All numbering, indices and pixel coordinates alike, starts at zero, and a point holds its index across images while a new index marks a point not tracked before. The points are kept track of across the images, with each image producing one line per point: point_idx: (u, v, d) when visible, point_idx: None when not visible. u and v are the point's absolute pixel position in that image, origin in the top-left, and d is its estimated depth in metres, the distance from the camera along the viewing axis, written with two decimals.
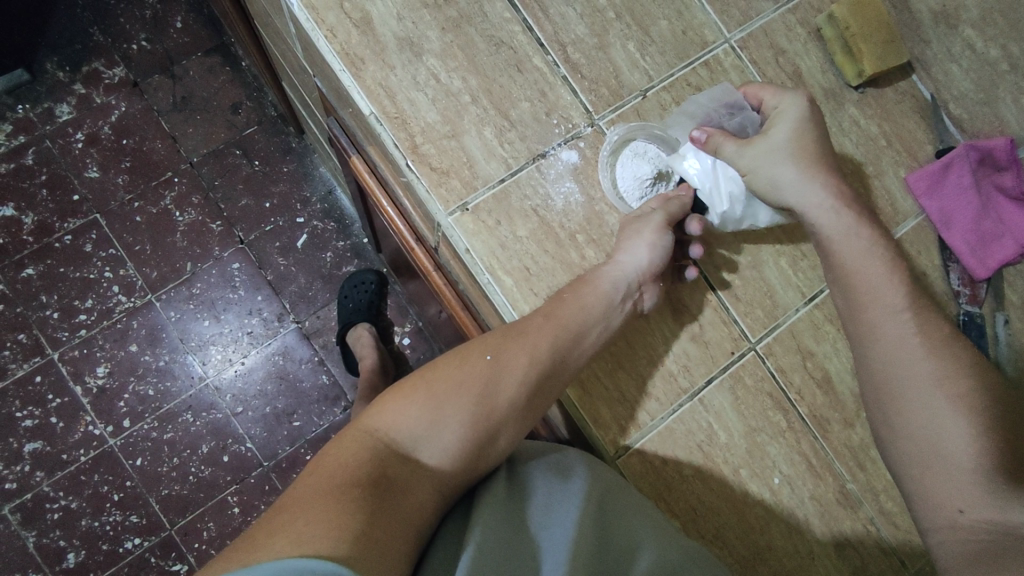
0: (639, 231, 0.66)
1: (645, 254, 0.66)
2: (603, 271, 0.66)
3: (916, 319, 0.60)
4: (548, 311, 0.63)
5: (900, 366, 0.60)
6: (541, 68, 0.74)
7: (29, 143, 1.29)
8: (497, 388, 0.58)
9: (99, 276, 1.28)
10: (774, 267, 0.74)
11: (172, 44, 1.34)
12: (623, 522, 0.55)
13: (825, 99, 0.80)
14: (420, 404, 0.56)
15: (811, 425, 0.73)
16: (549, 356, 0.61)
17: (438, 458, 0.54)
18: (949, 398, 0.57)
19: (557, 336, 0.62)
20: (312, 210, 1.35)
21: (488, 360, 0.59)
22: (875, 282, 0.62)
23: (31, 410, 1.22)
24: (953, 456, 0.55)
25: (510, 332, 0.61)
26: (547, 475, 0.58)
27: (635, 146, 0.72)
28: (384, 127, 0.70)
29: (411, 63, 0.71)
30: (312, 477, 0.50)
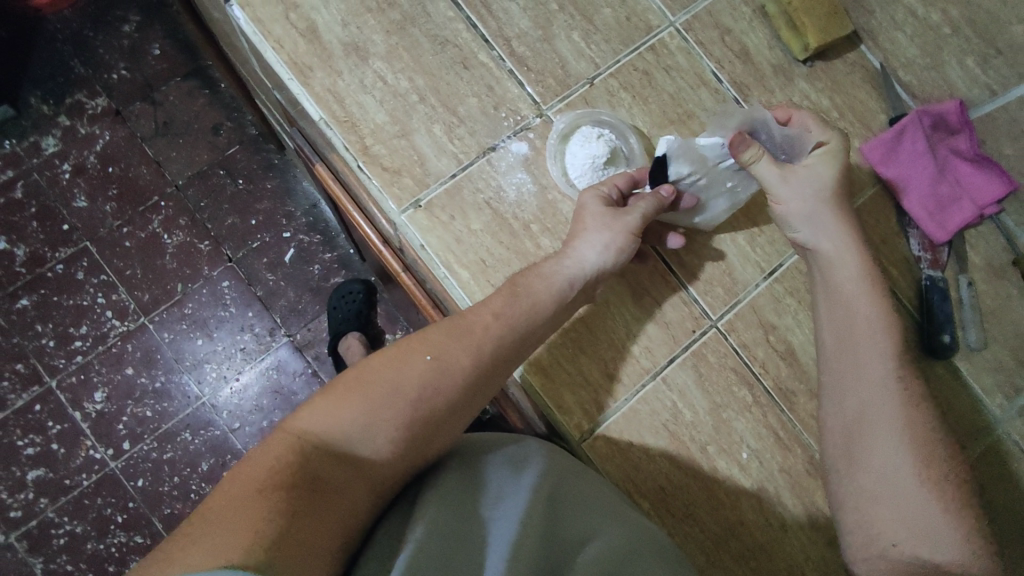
0: (596, 216, 0.67)
1: (606, 253, 0.66)
2: (558, 266, 0.66)
3: (898, 372, 0.64)
4: (492, 307, 0.63)
5: (873, 413, 0.63)
6: (487, 64, 0.75)
7: (17, 178, 1.32)
8: (436, 390, 0.58)
9: (93, 303, 1.30)
10: (730, 244, 0.75)
11: (151, 72, 1.37)
12: (573, 515, 0.58)
13: (773, 76, 0.80)
14: (355, 406, 0.55)
15: (777, 398, 0.73)
16: (491, 356, 0.61)
17: (371, 457, 0.55)
18: (910, 445, 0.62)
19: (500, 336, 0.62)
20: (297, 224, 1.37)
21: (428, 360, 0.59)
22: (872, 331, 0.65)
23: (32, 438, 1.24)
24: (905, 503, 0.60)
25: (450, 331, 0.61)
26: (500, 466, 0.59)
27: (586, 130, 0.73)
28: (334, 131, 0.71)
29: (357, 67, 0.73)
30: (240, 481, 0.49)
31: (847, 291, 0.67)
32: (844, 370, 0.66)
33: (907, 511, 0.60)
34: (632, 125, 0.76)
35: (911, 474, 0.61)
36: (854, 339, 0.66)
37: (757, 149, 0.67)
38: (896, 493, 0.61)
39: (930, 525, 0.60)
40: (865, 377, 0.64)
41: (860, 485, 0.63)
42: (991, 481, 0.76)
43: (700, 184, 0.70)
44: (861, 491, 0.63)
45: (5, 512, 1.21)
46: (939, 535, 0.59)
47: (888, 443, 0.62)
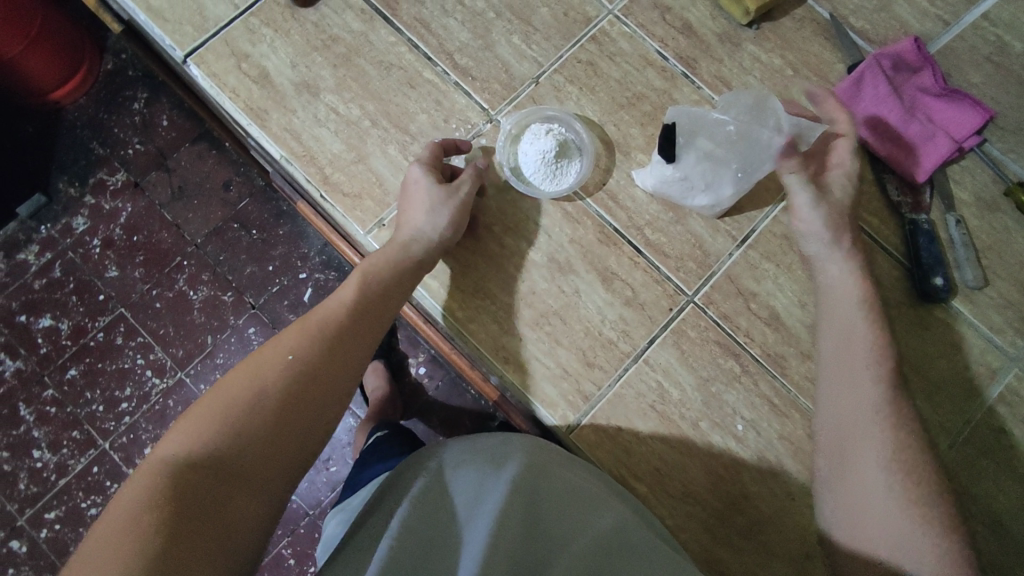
0: (422, 191, 0.68)
1: (440, 218, 0.68)
2: (399, 239, 0.67)
3: (887, 378, 0.63)
4: (347, 297, 0.63)
5: (862, 417, 0.62)
6: (433, 80, 0.77)
7: (55, 259, 1.35)
8: (305, 383, 0.57)
9: (133, 364, 1.32)
10: (698, 217, 0.74)
11: (162, 141, 1.39)
12: (557, 506, 0.59)
13: (719, 45, 0.80)
14: (220, 420, 0.53)
15: (767, 365, 0.71)
16: (354, 340, 0.61)
17: (253, 462, 0.52)
18: (893, 449, 0.61)
19: (360, 321, 0.62)
20: (312, 263, 1.36)
21: (288, 359, 0.57)
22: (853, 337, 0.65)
23: (93, 499, 1.27)
24: (883, 503, 0.60)
25: (305, 330, 0.60)
26: (479, 463, 0.61)
27: (534, 128, 0.74)
28: (295, 166, 0.75)
29: (310, 103, 0.76)
30: (104, 528, 0.46)
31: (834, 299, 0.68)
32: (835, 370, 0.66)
33: (886, 510, 0.59)
34: (580, 115, 0.77)
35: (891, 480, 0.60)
36: (841, 344, 0.66)
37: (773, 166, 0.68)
38: (875, 493, 0.60)
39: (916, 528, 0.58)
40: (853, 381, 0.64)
41: (844, 485, 0.62)
42: (1013, 425, 0.72)
43: (691, 167, 0.68)
44: (841, 491, 0.62)
45: None
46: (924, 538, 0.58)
47: (875, 446, 0.61)
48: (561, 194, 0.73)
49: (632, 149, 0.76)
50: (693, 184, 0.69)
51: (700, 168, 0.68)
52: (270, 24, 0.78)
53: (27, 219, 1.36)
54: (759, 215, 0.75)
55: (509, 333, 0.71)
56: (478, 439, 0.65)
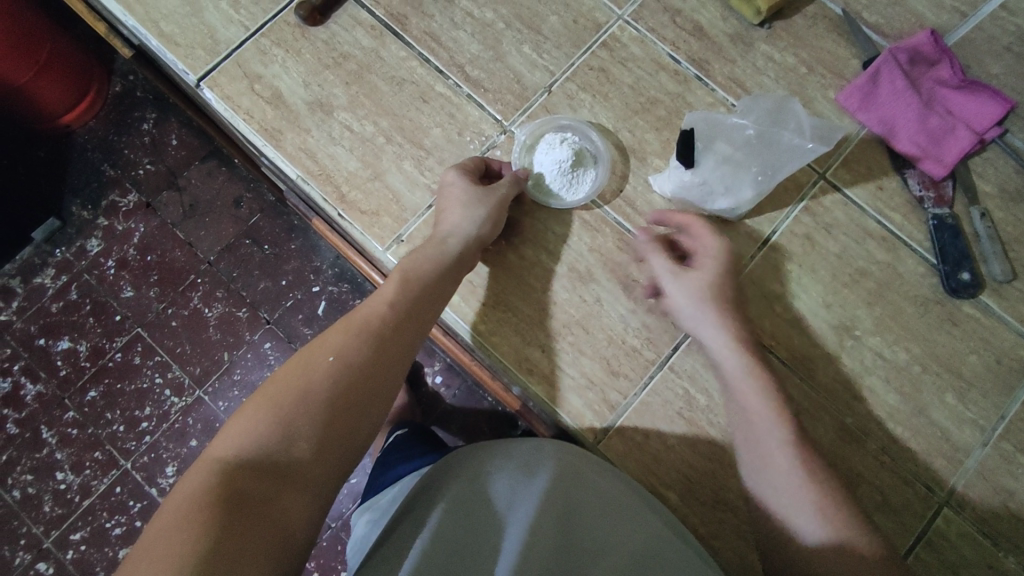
0: (458, 191, 0.69)
1: (477, 218, 0.68)
2: (437, 237, 0.68)
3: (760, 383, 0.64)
4: (387, 296, 0.62)
5: (755, 422, 0.62)
6: (446, 93, 0.77)
7: (71, 281, 1.36)
8: (352, 382, 0.55)
9: (152, 383, 1.33)
10: (718, 221, 0.74)
11: (172, 160, 1.40)
12: (590, 512, 0.59)
13: (731, 45, 0.79)
14: (268, 417, 0.51)
15: (794, 367, 0.71)
16: (397, 337, 0.60)
17: (303, 459, 0.51)
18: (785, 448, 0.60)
19: (403, 319, 0.61)
20: (325, 277, 1.37)
21: (333, 358, 0.56)
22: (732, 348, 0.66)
23: (117, 519, 1.27)
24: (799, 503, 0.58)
25: (348, 329, 0.59)
26: (512, 471, 0.62)
27: (548, 138, 0.74)
28: (312, 185, 0.75)
29: (324, 122, 0.76)
30: (157, 524, 0.44)
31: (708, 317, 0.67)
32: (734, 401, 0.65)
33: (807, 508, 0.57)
34: (592, 123, 0.77)
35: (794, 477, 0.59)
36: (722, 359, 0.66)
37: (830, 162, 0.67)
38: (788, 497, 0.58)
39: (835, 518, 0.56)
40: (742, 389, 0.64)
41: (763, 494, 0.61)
42: None
43: (707, 173, 0.68)
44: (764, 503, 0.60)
45: None
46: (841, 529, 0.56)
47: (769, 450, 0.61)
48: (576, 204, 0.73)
49: (648, 155, 0.76)
50: (713, 188, 0.68)
51: (717, 174, 0.68)
52: (280, 44, 0.78)
53: (42, 243, 1.37)
54: (780, 216, 0.74)
55: (533, 344, 0.71)
56: (510, 446, 0.65)
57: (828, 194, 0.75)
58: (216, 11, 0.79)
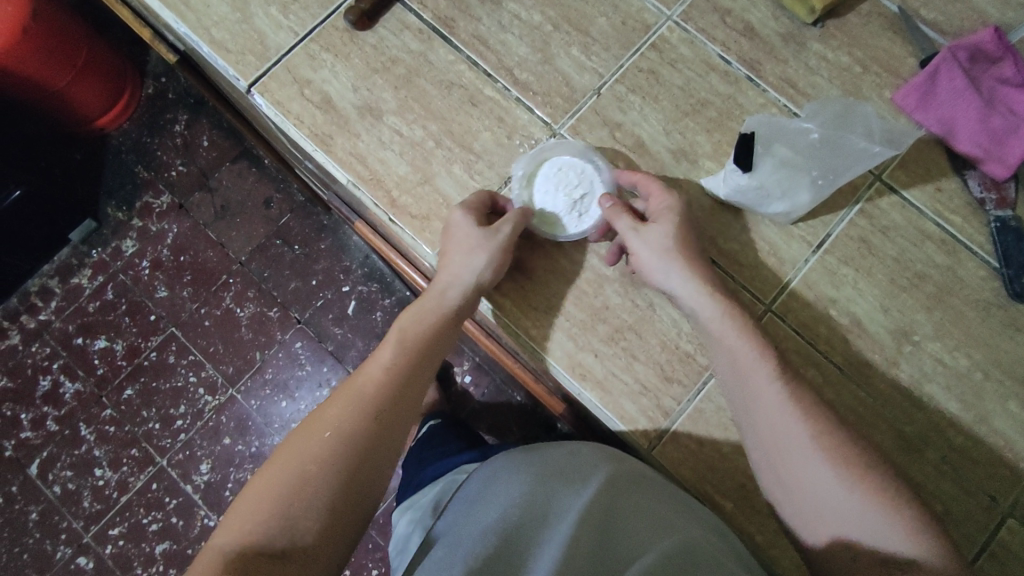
0: (464, 232, 0.66)
1: (482, 265, 0.66)
2: (436, 285, 0.67)
3: (787, 388, 0.61)
4: (382, 364, 0.63)
5: (784, 433, 0.60)
6: (494, 97, 0.77)
7: (107, 281, 1.38)
8: (351, 452, 0.57)
9: (186, 382, 1.35)
10: (771, 224, 0.73)
11: (205, 162, 1.42)
12: (626, 523, 0.57)
13: (783, 45, 0.78)
14: (271, 498, 0.53)
15: (851, 373, 0.69)
16: (393, 404, 0.61)
17: (308, 535, 0.52)
18: (824, 456, 0.58)
19: (400, 385, 0.62)
20: (355, 277, 1.38)
21: (330, 432, 0.57)
22: (750, 357, 0.63)
23: (154, 515, 1.29)
24: (846, 509, 0.57)
25: (344, 402, 0.60)
26: (556, 482, 0.62)
27: (548, 172, 0.72)
28: (362, 190, 0.75)
29: (374, 126, 0.76)
30: None
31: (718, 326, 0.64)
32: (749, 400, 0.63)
33: (854, 515, 0.57)
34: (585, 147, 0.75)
35: (837, 482, 0.58)
36: (741, 369, 0.63)
37: (842, 177, 0.66)
38: (833, 505, 0.57)
39: (892, 521, 0.56)
40: (762, 402, 0.62)
41: (798, 506, 0.60)
42: None
43: (768, 177, 0.66)
44: (801, 515, 0.59)
45: None
46: (897, 531, 0.55)
47: (804, 461, 0.59)
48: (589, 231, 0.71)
49: (699, 158, 0.75)
50: (769, 192, 0.67)
51: (779, 178, 0.66)
52: (329, 49, 0.79)
53: (79, 243, 1.40)
54: (834, 219, 0.73)
55: (584, 349, 0.70)
56: (549, 453, 0.67)
57: (884, 197, 0.73)
58: (265, 16, 0.79)
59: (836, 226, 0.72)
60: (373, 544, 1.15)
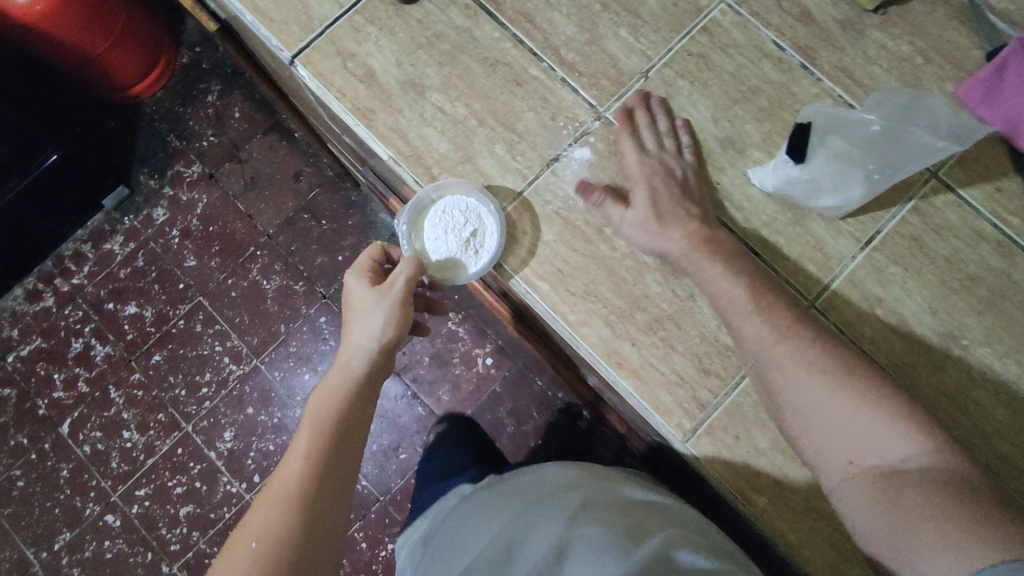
0: (360, 296, 0.70)
1: (380, 323, 0.68)
2: (341, 358, 0.68)
3: (762, 314, 0.64)
4: (302, 453, 0.59)
5: (765, 354, 0.63)
6: (539, 77, 0.76)
7: (137, 249, 1.40)
8: (287, 553, 0.52)
9: (212, 351, 1.36)
10: (819, 219, 0.71)
11: (236, 133, 1.42)
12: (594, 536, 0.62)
13: (841, 32, 0.75)
14: None
15: (895, 375, 0.68)
16: (318, 484, 0.57)
17: None
18: (804, 369, 0.61)
19: (321, 461, 0.58)
20: None
21: (254, 545, 0.52)
22: (728, 288, 0.65)
23: (178, 478, 1.32)
24: (835, 416, 0.59)
25: (266, 507, 0.55)
26: (538, 495, 0.74)
27: (432, 220, 0.72)
28: (403, 167, 0.75)
29: (416, 102, 0.75)
30: None
31: (722, 291, 0.65)
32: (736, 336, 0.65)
33: (846, 421, 0.58)
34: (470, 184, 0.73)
35: (819, 390, 0.60)
36: (720, 301, 0.66)
37: (900, 171, 0.64)
38: (823, 413, 0.59)
39: (879, 417, 0.58)
40: (743, 331, 0.64)
41: (796, 424, 0.61)
42: None
43: (820, 169, 0.64)
44: (799, 431, 0.61)
45: (166, 546, 1.29)
46: (890, 427, 0.57)
47: (788, 378, 0.61)
48: (488, 266, 0.70)
49: (748, 147, 0.73)
50: (820, 185, 0.65)
51: (833, 171, 0.64)
52: (374, 22, 0.78)
53: (112, 210, 1.42)
54: (886, 216, 0.70)
55: (622, 337, 0.69)
56: (528, 481, 0.80)
57: (939, 194, 0.71)
58: None
59: (888, 223, 0.70)
60: (389, 519, 1.17)
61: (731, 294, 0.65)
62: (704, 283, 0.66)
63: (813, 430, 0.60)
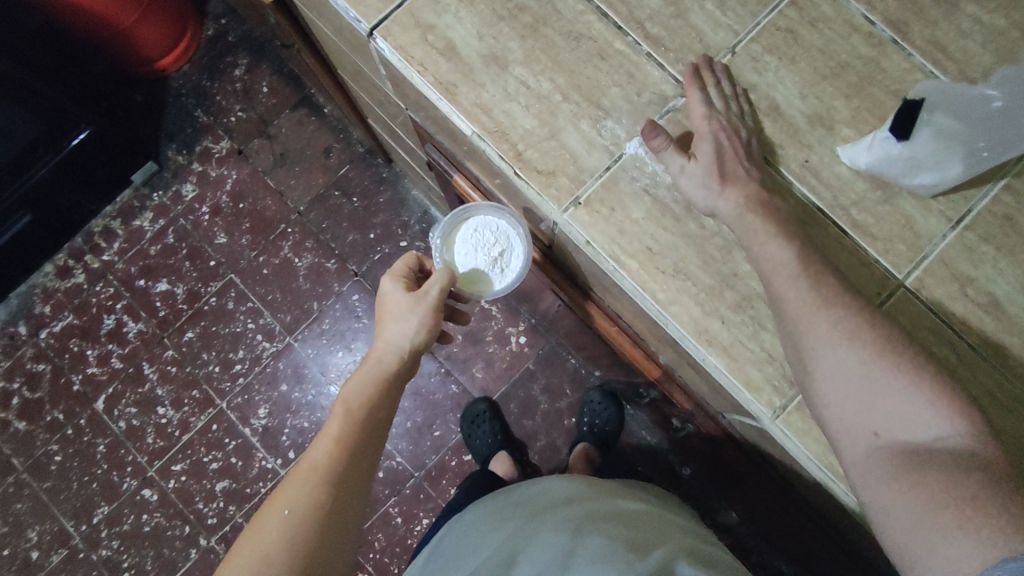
0: (395, 300, 0.79)
1: (413, 329, 0.77)
2: (372, 354, 0.78)
3: (807, 282, 0.63)
4: (331, 437, 0.69)
5: (810, 319, 0.62)
6: (624, 51, 0.74)
7: None
8: (311, 526, 0.61)
9: None
10: (910, 197, 0.70)
11: None
12: (600, 530, 0.82)
13: (933, 7, 0.73)
14: None
15: (985, 354, 0.68)
16: (341, 468, 0.66)
17: None
18: (848, 336, 0.61)
19: (343, 447, 0.68)
20: None
21: (285, 514, 0.62)
22: (774, 257, 0.65)
23: None
24: (877, 386, 0.59)
25: (298, 481, 0.65)
26: (550, 503, 0.93)
27: (464, 239, 0.85)
28: (487, 142, 0.74)
29: (499, 77, 0.74)
30: None
31: (767, 257, 0.65)
32: (774, 293, 0.65)
33: (880, 393, 0.59)
34: (497, 209, 0.86)
35: (859, 356, 0.60)
36: (765, 267, 0.65)
37: (1011, 150, 0.63)
38: (860, 381, 0.60)
39: (926, 391, 0.58)
40: (784, 295, 0.64)
41: (824, 391, 0.62)
42: None
43: (927, 147, 0.64)
44: (827, 398, 0.62)
45: None
46: (936, 402, 0.58)
47: (832, 342, 0.61)
48: (513, 283, 0.84)
49: (837, 123, 0.72)
50: (920, 163, 0.65)
51: (941, 149, 0.64)
52: None
53: (140, 185, 1.74)
54: (977, 194, 0.70)
55: (712, 315, 0.70)
56: (539, 486, 1.00)
57: None
58: None
59: (981, 202, 0.70)
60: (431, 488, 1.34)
61: (777, 268, 0.64)
62: (750, 246, 0.66)
63: (839, 398, 0.61)
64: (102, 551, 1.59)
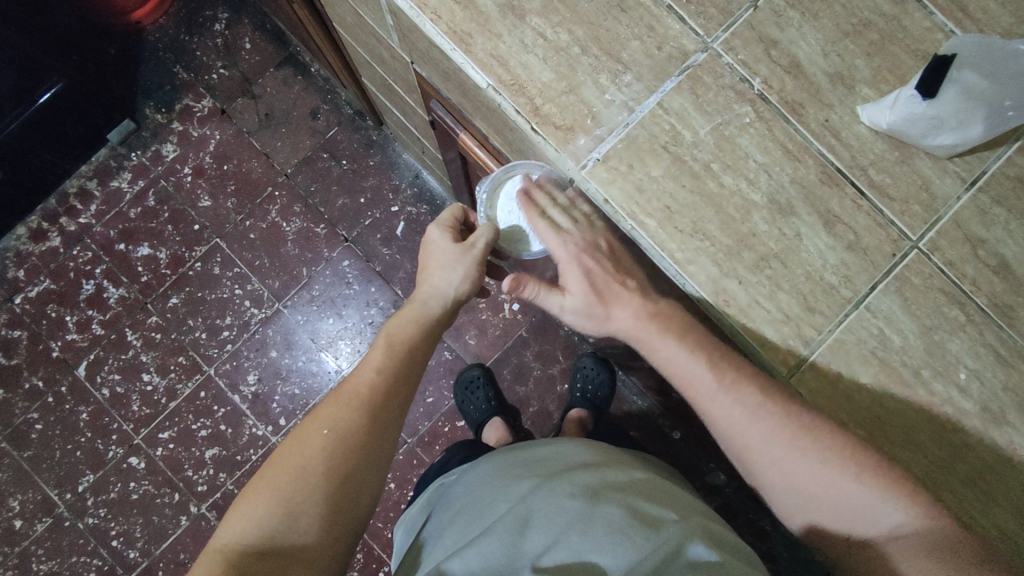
0: (440, 249, 0.84)
1: (456, 276, 0.82)
2: (418, 295, 0.84)
3: (729, 394, 0.72)
4: (375, 365, 0.77)
5: (743, 436, 0.74)
6: (644, 3, 0.72)
7: None
8: (342, 450, 0.69)
9: None
10: (926, 158, 0.70)
11: None
12: (613, 494, 0.82)
13: None
14: (268, 503, 0.65)
15: (994, 315, 0.69)
16: (377, 402, 0.74)
17: (309, 529, 0.65)
18: (780, 446, 0.71)
19: (381, 382, 0.75)
20: None
21: (324, 433, 0.69)
22: (693, 375, 0.75)
23: None
24: (817, 487, 0.71)
25: (340, 405, 0.72)
26: (568, 463, 0.92)
27: (507, 197, 0.83)
28: (503, 96, 0.72)
29: (516, 27, 0.72)
30: None
31: (687, 370, 0.75)
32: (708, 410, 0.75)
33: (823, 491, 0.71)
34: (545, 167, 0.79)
35: (791, 460, 0.71)
36: (690, 386, 0.76)
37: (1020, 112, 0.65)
38: (802, 482, 0.72)
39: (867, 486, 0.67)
40: (715, 413, 0.75)
41: (775, 485, 0.74)
42: None
43: (951, 105, 0.64)
44: (780, 493, 0.74)
45: None
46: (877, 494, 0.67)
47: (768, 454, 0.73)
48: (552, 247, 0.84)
49: (858, 82, 0.71)
50: (943, 123, 0.65)
51: (963, 108, 0.64)
52: None
53: (117, 145, 1.67)
54: (991, 156, 0.70)
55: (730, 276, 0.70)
56: (559, 446, 0.99)
57: None
58: None
59: (994, 165, 0.70)
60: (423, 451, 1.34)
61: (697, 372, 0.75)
62: (653, 353, 0.77)
63: (789, 498, 0.74)
64: (88, 519, 1.56)
